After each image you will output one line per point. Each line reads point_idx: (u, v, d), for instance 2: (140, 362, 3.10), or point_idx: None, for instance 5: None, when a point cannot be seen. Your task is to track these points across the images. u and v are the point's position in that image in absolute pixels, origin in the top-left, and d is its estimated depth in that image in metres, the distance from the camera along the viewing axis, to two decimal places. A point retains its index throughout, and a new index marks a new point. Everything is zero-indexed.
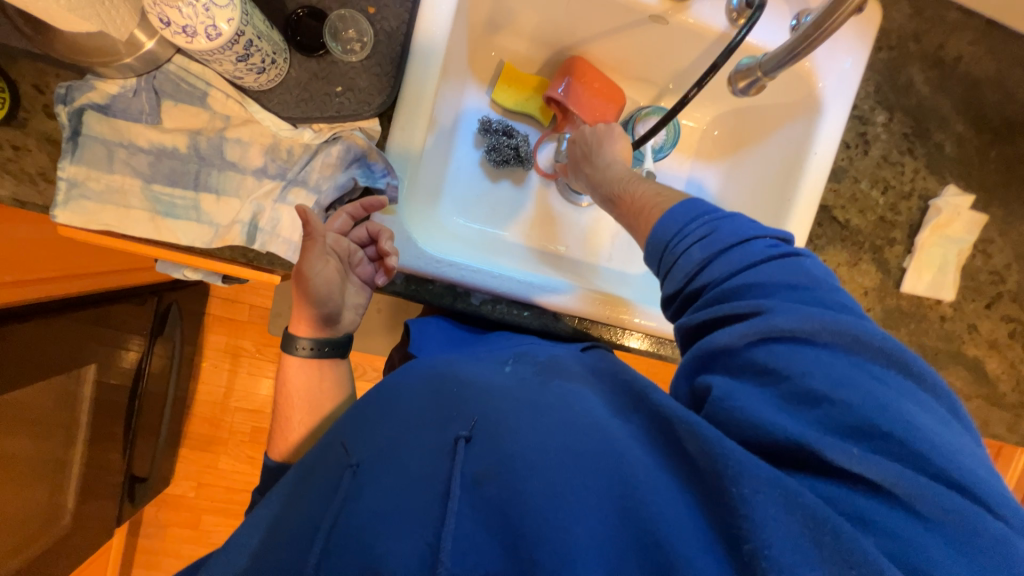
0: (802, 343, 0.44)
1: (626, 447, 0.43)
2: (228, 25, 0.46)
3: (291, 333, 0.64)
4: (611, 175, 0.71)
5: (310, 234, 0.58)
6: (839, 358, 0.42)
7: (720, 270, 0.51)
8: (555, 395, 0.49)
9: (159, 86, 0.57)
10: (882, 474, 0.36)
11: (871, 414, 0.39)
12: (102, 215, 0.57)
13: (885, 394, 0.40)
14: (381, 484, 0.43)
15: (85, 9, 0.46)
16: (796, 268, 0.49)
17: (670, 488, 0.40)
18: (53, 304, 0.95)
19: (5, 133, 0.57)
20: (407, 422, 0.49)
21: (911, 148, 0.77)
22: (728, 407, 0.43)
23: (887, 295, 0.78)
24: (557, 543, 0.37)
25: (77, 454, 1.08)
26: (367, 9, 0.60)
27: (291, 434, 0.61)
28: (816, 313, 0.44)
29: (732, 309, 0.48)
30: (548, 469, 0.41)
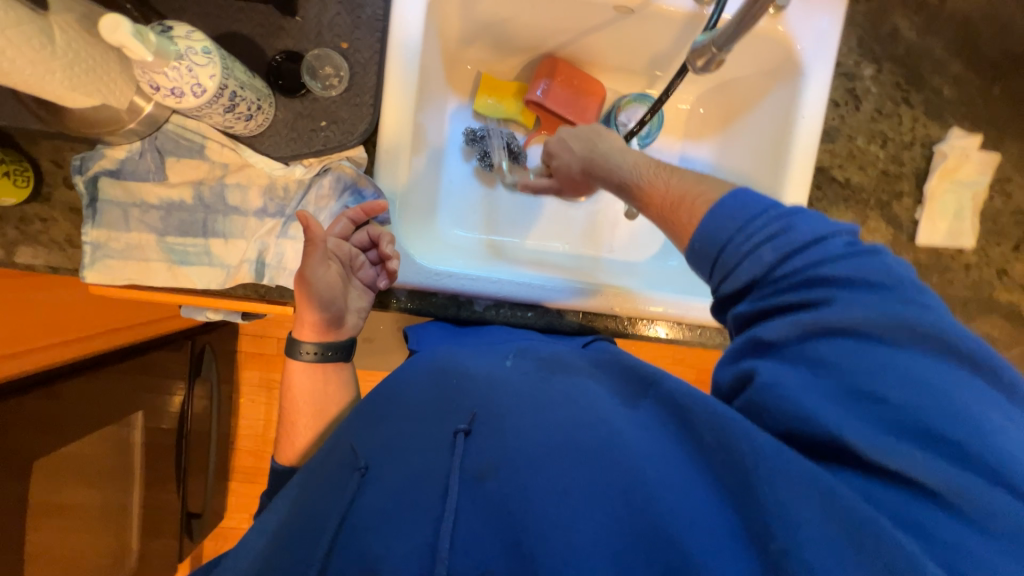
0: (872, 342, 0.41)
1: (625, 438, 0.44)
2: (211, 81, 0.50)
3: (295, 337, 0.65)
4: (620, 164, 0.62)
5: (311, 239, 0.58)
6: (919, 364, 0.39)
7: (791, 270, 0.45)
8: (561, 389, 0.51)
9: (161, 145, 0.61)
10: (946, 483, 0.35)
11: (943, 423, 0.37)
12: (125, 270, 0.62)
13: (961, 397, 0.37)
14: (390, 484, 0.46)
15: (87, 86, 0.51)
16: (877, 266, 0.43)
17: (667, 469, 0.42)
18: (91, 361, 1.02)
19: (34, 208, 0.63)
20: (415, 424, 0.51)
21: (907, 96, 0.74)
22: (780, 404, 0.42)
23: (902, 251, 0.75)
24: (560, 543, 0.39)
25: (135, 497, 1.15)
26: (340, 45, 0.63)
27: (297, 438, 0.64)
28: (891, 313, 0.40)
29: (790, 302, 0.44)
30: (552, 467, 0.43)
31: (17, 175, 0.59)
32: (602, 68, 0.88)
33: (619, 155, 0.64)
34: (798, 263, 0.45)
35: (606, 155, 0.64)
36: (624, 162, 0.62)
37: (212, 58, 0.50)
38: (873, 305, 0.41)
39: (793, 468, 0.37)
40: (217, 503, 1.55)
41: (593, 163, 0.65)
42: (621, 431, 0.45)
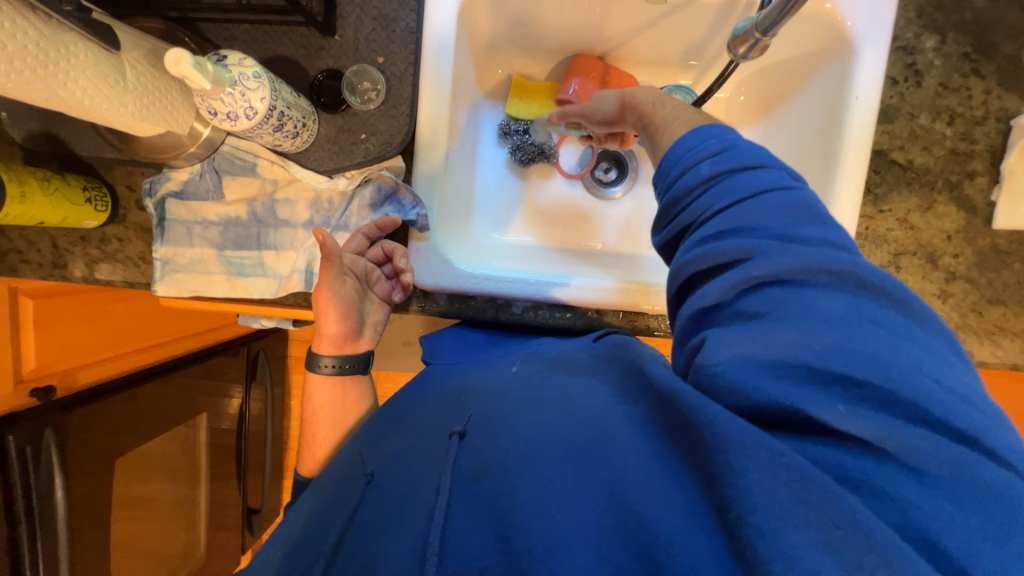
0: (795, 287, 0.39)
1: (608, 437, 0.43)
2: (262, 103, 0.53)
3: (315, 352, 0.69)
4: (647, 89, 0.59)
5: (328, 257, 0.62)
6: (840, 304, 0.37)
7: (720, 203, 0.44)
8: (560, 388, 0.50)
9: (218, 165, 0.66)
10: (871, 431, 0.33)
11: (870, 370, 0.35)
12: (190, 283, 0.67)
13: (887, 343, 0.36)
14: (391, 490, 0.49)
15: (154, 116, 0.56)
16: (800, 204, 0.42)
17: (667, 471, 0.39)
18: (162, 366, 1.11)
19: (112, 229, 0.69)
20: (419, 434, 0.54)
21: (976, 67, 0.68)
22: (715, 373, 0.39)
23: (976, 236, 0.69)
24: (541, 534, 0.38)
25: (202, 492, 1.25)
26: (377, 59, 0.66)
27: (317, 448, 0.67)
28: (813, 253, 0.39)
29: (721, 252, 0.41)
30: (542, 463, 0.42)
31: (97, 201, 0.65)
32: (634, 62, 0.86)
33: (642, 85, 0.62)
34: (726, 204, 0.43)
35: (637, 91, 0.60)
36: (645, 88, 0.60)
37: (262, 81, 0.53)
38: (798, 249, 0.39)
39: (761, 456, 0.34)
40: (274, 500, 1.63)
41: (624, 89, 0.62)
42: (609, 429, 0.43)
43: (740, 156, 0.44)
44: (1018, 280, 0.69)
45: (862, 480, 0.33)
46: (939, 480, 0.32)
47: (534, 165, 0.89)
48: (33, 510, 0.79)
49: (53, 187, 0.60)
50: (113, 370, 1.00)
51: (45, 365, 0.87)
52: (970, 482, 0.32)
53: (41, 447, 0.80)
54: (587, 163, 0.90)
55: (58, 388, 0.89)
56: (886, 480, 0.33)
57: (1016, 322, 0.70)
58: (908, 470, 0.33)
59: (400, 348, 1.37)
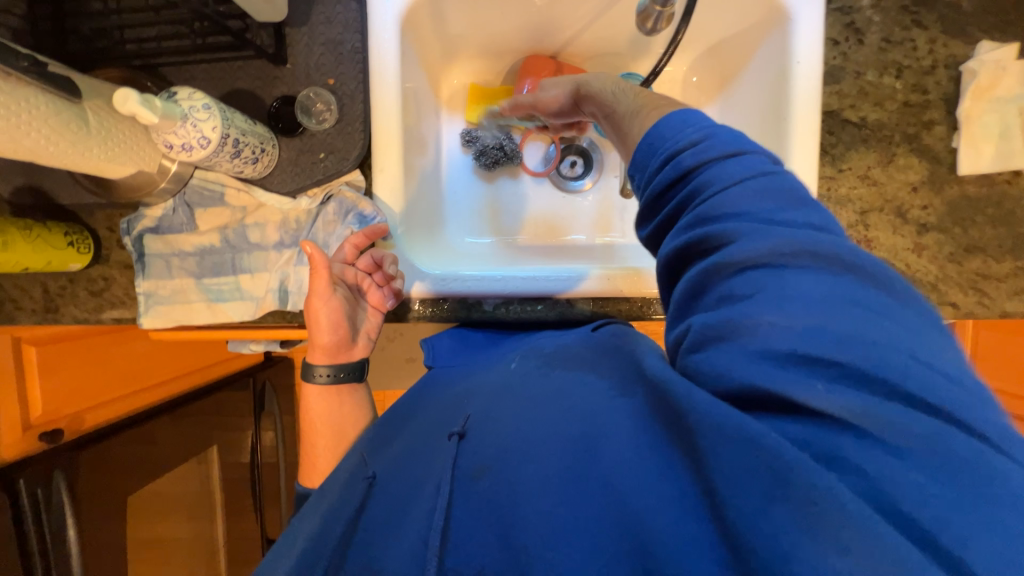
0: (780, 270, 0.36)
1: (605, 434, 0.42)
2: (214, 132, 0.56)
3: (308, 361, 0.70)
4: (602, 78, 0.60)
5: (317, 267, 0.65)
6: (827, 287, 0.35)
7: (701, 190, 0.41)
8: (558, 384, 0.49)
9: (189, 199, 0.69)
10: (847, 407, 0.31)
11: (867, 356, 0.32)
12: (172, 313, 0.70)
13: (878, 325, 0.33)
14: (393, 494, 0.51)
15: (120, 157, 0.59)
16: (784, 189, 0.39)
17: (650, 457, 0.39)
18: (172, 402, 1.13)
19: (97, 270, 0.73)
20: (421, 438, 0.55)
21: (917, 19, 0.68)
22: (701, 362, 0.38)
23: (943, 186, 0.68)
24: (537, 527, 0.40)
25: (220, 527, 1.26)
26: (328, 82, 0.69)
27: (318, 460, 0.67)
28: (798, 236, 0.36)
29: (702, 236, 0.40)
30: (537, 460, 0.43)
31: (79, 243, 0.69)
32: (585, 57, 0.88)
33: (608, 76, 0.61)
34: (707, 191, 0.41)
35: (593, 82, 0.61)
36: (607, 79, 0.59)
37: (212, 111, 0.55)
38: (783, 232, 0.37)
39: (723, 426, 0.33)
40: None
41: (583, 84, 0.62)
42: (605, 423, 0.43)
43: (720, 144, 0.41)
44: (995, 225, 0.68)
45: (836, 455, 0.31)
46: (911, 452, 0.30)
47: (501, 167, 0.91)
48: (47, 549, 0.82)
49: (35, 235, 0.63)
50: (117, 412, 1.02)
51: (51, 410, 0.90)
52: (938, 452, 0.30)
53: (52, 489, 0.83)
54: (551, 160, 0.92)
55: (66, 430, 0.93)
56: (859, 454, 0.31)
57: (999, 268, 0.68)
58: (881, 443, 0.30)
59: (402, 363, 1.39)
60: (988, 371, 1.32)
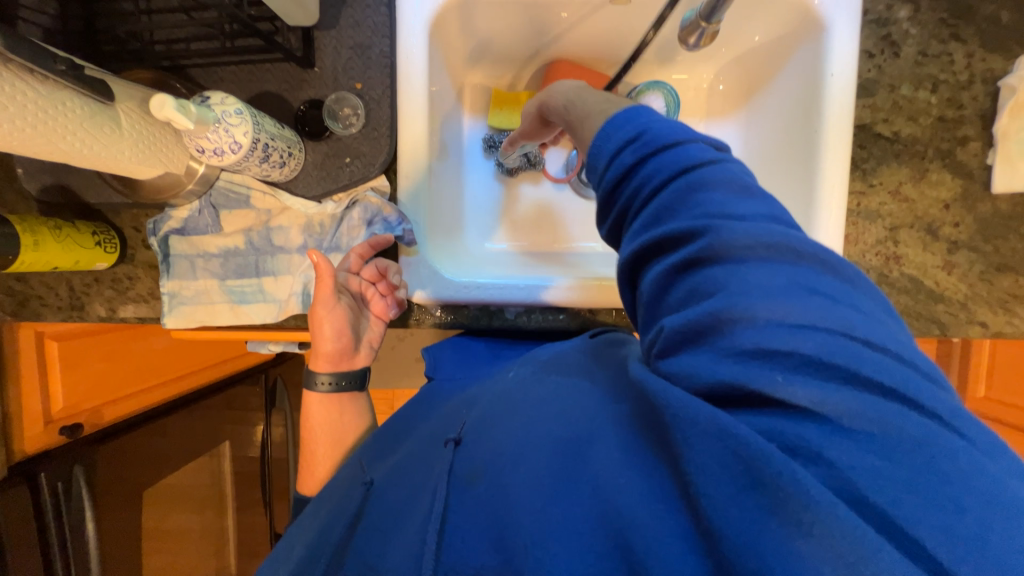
0: (738, 264, 0.37)
1: (595, 437, 0.41)
2: (245, 137, 0.56)
3: (311, 369, 0.71)
4: (556, 91, 0.61)
5: (321, 278, 0.64)
6: (778, 277, 0.35)
7: (652, 187, 0.42)
8: (549, 390, 0.48)
9: (215, 201, 0.69)
10: (810, 396, 0.32)
11: (831, 349, 0.33)
12: (196, 314, 0.70)
13: (828, 309, 0.34)
14: (393, 502, 0.50)
15: (149, 159, 0.60)
16: (726, 178, 0.40)
17: (640, 463, 0.38)
18: (184, 398, 1.14)
19: (122, 268, 0.73)
20: (421, 447, 0.54)
21: (955, 32, 0.67)
22: (672, 365, 0.37)
23: (976, 202, 0.67)
24: (529, 527, 0.38)
25: (230, 520, 1.26)
26: (355, 86, 0.68)
27: (317, 467, 0.68)
28: (751, 230, 0.37)
29: (663, 238, 0.40)
30: (526, 464, 0.41)
31: (106, 243, 0.69)
32: (611, 62, 0.87)
33: (561, 83, 0.63)
34: (654, 188, 0.42)
35: (547, 99, 0.63)
36: (561, 89, 0.61)
37: (243, 115, 0.56)
38: (737, 225, 0.38)
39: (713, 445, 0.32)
40: None
41: (542, 100, 0.65)
42: (598, 427, 0.42)
43: (661, 137, 0.43)
44: None
45: (800, 446, 0.31)
46: (868, 435, 0.30)
47: (522, 172, 0.91)
48: (66, 540, 0.83)
49: (65, 234, 0.64)
50: (132, 408, 1.03)
51: (72, 404, 0.91)
52: (903, 439, 0.30)
53: (72, 482, 0.84)
54: (573, 167, 0.91)
55: (85, 425, 0.93)
56: (821, 438, 0.31)
57: None
58: (831, 424, 0.31)
59: (413, 363, 1.40)
60: (1006, 388, 1.30)
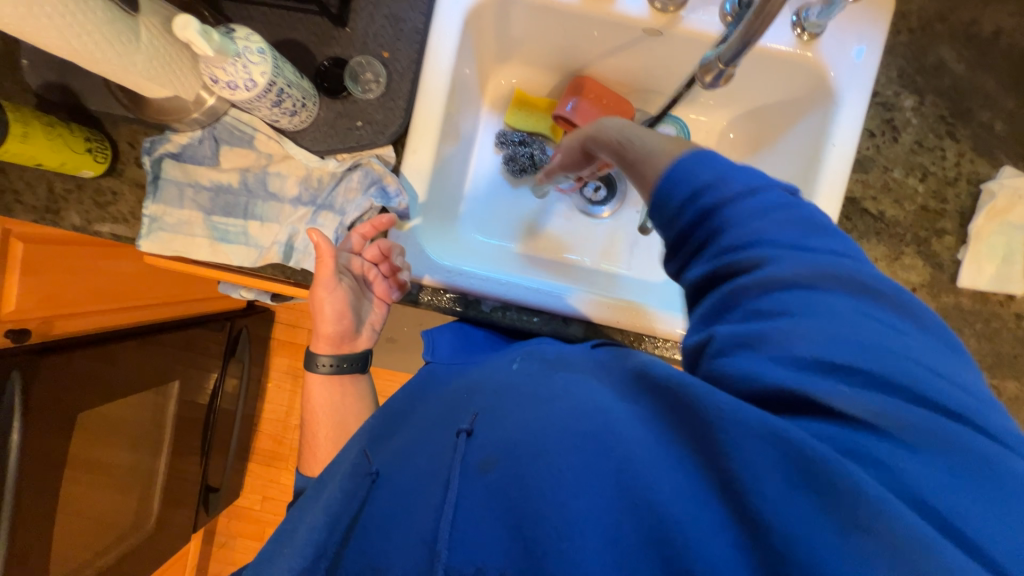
0: (807, 290, 0.39)
1: (620, 425, 0.39)
2: (262, 77, 0.56)
3: (312, 351, 0.71)
4: (610, 126, 0.60)
5: (322, 260, 0.63)
6: (842, 305, 0.38)
7: (728, 212, 0.43)
8: (562, 385, 0.45)
9: (218, 134, 0.69)
10: (868, 410, 0.33)
11: (885, 372, 0.35)
12: (173, 243, 0.68)
13: (884, 337, 0.36)
14: (401, 489, 0.46)
15: (160, 78, 0.59)
16: (797, 216, 0.43)
17: (666, 460, 0.36)
18: (141, 329, 1.10)
19: (108, 182, 0.72)
20: (426, 431, 0.51)
21: (951, 130, 0.71)
22: (725, 366, 0.39)
23: (941, 292, 0.71)
24: (556, 519, 0.35)
25: (162, 464, 1.21)
26: (382, 53, 0.69)
27: (319, 450, 0.68)
28: (818, 261, 0.40)
29: (733, 257, 0.42)
30: (549, 454, 0.38)
31: (98, 152, 0.68)
32: (633, 89, 0.89)
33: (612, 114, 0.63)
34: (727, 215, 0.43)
35: (599, 130, 0.62)
36: (612, 124, 0.60)
37: (266, 57, 0.56)
38: (807, 258, 0.40)
39: (766, 457, 0.32)
40: (234, 481, 1.59)
41: (589, 134, 0.64)
42: (620, 420, 0.39)
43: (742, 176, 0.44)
44: (980, 341, 0.71)
45: (856, 448, 0.32)
46: (918, 446, 0.32)
47: (525, 175, 0.91)
48: None
49: (56, 133, 0.63)
50: (83, 327, 0.99)
51: (26, 308, 0.86)
52: (952, 457, 0.32)
53: (6, 388, 0.77)
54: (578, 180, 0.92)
55: (33, 332, 0.88)
56: (881, 449, 0.32)
57: None
58: (874, 433, 0.33)
59: (382, 343, 1.36)
60: None
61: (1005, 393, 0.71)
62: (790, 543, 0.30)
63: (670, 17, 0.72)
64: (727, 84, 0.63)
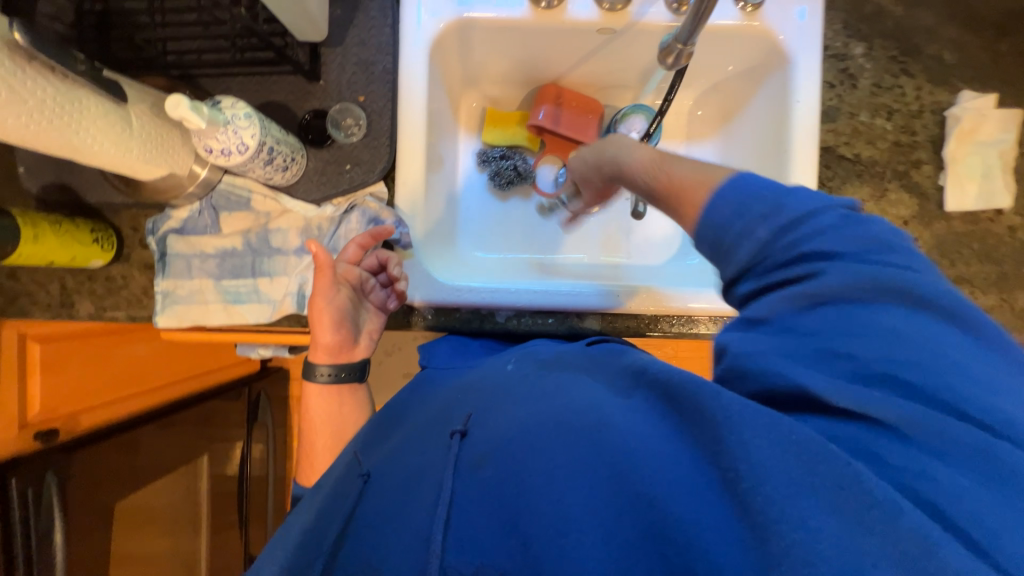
0: (857, 306, 0.37)
1: (607, 416, 0.42)
2: (253, 140, 0.59)
3: (310, 361, 0.70)
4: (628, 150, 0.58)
5: (321, 269, 0.65)
6: (893, 321, 0.36)
7: (781, 227, 0.41)
8: (555, 384, 0.48)
9: (215, 202, 0.72)
10: (898, 416, 0.33)
11: (912, 375, 0.34)
12: (188, 314, 0.71)
13: (937, 355, 0.35)
14: (393, 488, 0.47)
15: (156, 158, 0.62)
16: (862, 232, 0.39)
17: (655, 448, 0.38)
18: (158, 411, 1.08)
19: (117, 267, 0.74)
20: (421, 430, 0.53)
21: (905, 68, 0.74)
22: (749, 368, 0.39)
23: (932, 220, 0.73)
24: (545, 515, 0.38)
25: (203, 543, 1.19)
26: (358, 98, 0.73)
27: (316, 459, 0.69)
28: (877, 277, 0.37)
29: (780, 271, 0.40)
30: (544, 451, 0.41)
31: (103, 240, 0.70)
32: (598, 87, 0.93)
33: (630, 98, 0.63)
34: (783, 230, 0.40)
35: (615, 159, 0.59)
36: (630, 147, 0.58)
37: (253, 120, 0.59)
38: (863, 274, 0.38)
39: (770, 434, 0.34)
40: None
41: (607, 156, 0.61)
42: (610, 413, 0.42)
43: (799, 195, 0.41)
44: (980, 259, 0.72)
45: (866, 449, 0.33)
46: (934, 450, 0.32)
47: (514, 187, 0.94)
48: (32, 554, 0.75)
49: (64, 230, 0.65)
50: (106, 418, 0.97)
51: (51, 408, 0.86)
52: (967, 450, 0.32)
53: (43, 490, 0.78)
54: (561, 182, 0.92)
55: (60, 431, 0.88)
56: (891, 449, 0.33)
57: (984, 298, 0.72)
58: (896, 436, 0.33)
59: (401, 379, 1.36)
60: None
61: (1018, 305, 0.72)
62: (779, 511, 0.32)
63: (616, 15, 0.75)
64: (687, 63, 0.66)
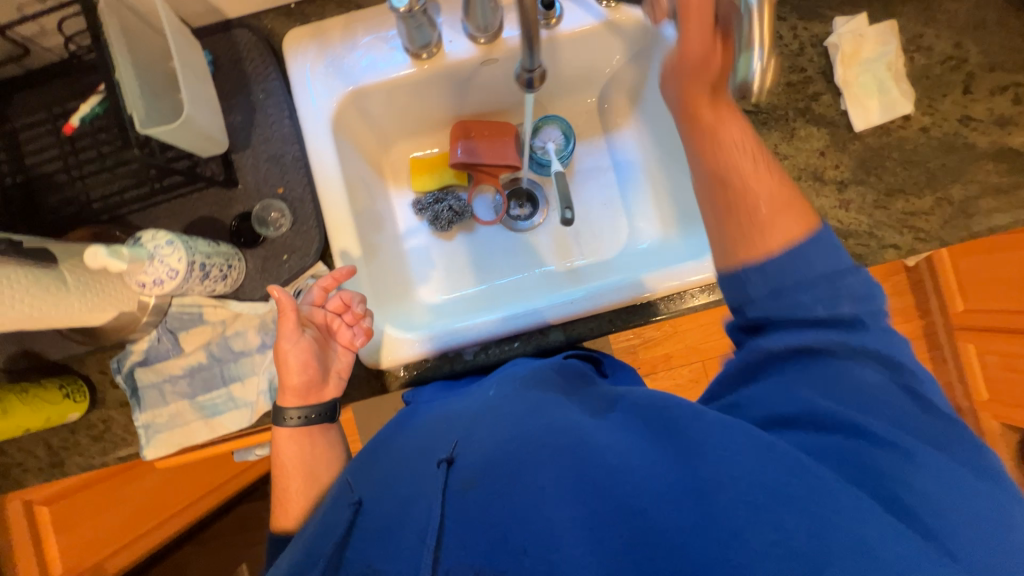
0: (820, 356, 0.48)
1: (591, 432, 0.49)
2: (181, 262, 0.61)
3: (278, 406, 0.67)
4: None
5: (284, 308, 0.64)
6: (847, 363, 0.47)
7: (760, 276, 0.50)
8: (542, 405, 0.54)
9: (171, 325, 0.73)
10: (843, 430, 0.45)
11: (858, 406, 0.46)
12: (173, 439, 0.73)
13: (883, 400, 0.46)
14: (383, 514, 0.48)
15: (98, 303, 0.64)
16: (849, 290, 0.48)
17: (632, 458, 0.46)
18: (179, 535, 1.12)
19: (96, 413, 0.75)
20: (407, 457, 0.54)
21: (774, 13, 0.77)
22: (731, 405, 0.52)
23: (847, 143, 0.75)
24: (539, 530, 0.43)
25: None
26: (278, 190, 0.75)
27: (291, 504, 0.65)
28: (837, 329, 0.47)
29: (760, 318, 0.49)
30: (538, 472, 0.46)
31: (75, 393, 0.72)
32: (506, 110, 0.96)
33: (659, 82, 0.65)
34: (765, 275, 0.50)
35: None
36: None
37: (176, 244, 0.61)
38: (826, 326, 0.47)
39: (737, 440, 0.44)
40: None
41: None
42: (599, 433, 0.49)
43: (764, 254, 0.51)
44: (905, 166, 0.74)
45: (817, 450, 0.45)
46: (870, 459, 0.44)
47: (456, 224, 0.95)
48: None
49: (31, 395, 0.67)
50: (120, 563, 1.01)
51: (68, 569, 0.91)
52: (889, 458, 0.43)
53: None
54: (499, 206, 0.93)
55: None
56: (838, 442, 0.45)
57: (922, 202, 0.73)
58: (839, 432, 0.45)
59: None
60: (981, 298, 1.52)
61: (956, 198, 0.73)
62: (735, 483, 0.42)
63: (491, 44, 0.78)
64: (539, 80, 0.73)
